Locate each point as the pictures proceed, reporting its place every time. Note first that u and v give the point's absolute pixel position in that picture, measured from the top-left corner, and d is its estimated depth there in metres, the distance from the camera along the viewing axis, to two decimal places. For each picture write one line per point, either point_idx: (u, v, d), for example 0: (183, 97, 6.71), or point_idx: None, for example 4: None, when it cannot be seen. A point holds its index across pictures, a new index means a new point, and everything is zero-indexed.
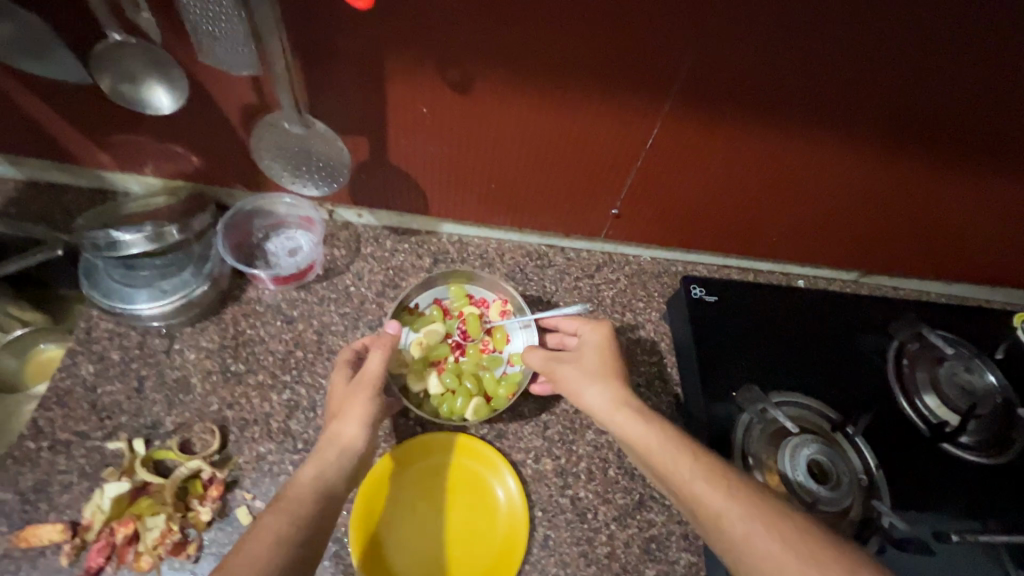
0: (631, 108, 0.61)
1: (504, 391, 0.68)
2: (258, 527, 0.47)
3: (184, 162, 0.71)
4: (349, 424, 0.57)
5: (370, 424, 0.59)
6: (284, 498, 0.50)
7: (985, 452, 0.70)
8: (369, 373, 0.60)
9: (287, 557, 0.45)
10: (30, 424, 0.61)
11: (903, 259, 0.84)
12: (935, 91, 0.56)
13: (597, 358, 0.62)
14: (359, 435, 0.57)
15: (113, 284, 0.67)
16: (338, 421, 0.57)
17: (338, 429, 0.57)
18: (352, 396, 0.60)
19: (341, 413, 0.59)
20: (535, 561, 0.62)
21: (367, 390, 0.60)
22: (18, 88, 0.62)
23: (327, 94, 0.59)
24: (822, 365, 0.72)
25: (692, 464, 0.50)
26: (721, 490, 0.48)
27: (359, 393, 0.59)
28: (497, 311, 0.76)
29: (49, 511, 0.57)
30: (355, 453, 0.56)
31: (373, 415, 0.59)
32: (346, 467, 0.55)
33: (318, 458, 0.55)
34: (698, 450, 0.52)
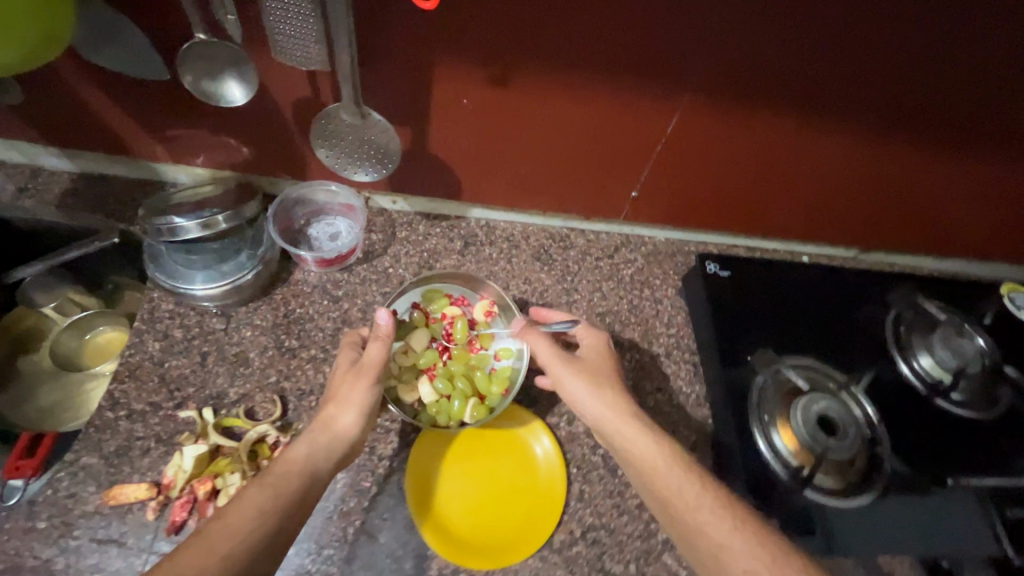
0: (655, 96, 0.66)
1: (497, 388, 0.70)
2: (264, 492, 0.52)
3: (235, 153, 0.76)
4: (346, 414, 0.62)
5: (366, 414, 0.64)
6: (270, 474, 0.55)
7: (979, 408, 0.76)
8: (371, 362, 0.65)
9: (265, 529, 0.50)
10: (107, 395, 0.66)
11: (898, 236, 0.90)
12: (933, 77, 0.62)
13: (598, 368, 0.67)
14: (354, 423, 0.62)
15: (177, 265, 0.72)
16: (336, 408, 0.62)
17: (336, 413, 0.62)
18: (353, 380, 0.65)
19: (339, 396, 0.63)
20: (574, 512, 0.68)
21: (366, 377, 0.65)
22: (87, 84, 0.66)
23: (379, 86, 0.64)
24: (827, 333, 0.78)
25: (698, 492, 0.55)
26: (728, 524, 0.53)
27: (359, 379, 0.64)
28: (480, 310, 0.76)
29: (132, 472, 0.62)
30: (344, 442, 0.61)
31: (369, 404, 0.64)
32: (335, 451, 0.60)
33: (311, 436, 0.60)
34: (703, 478, 0.57)
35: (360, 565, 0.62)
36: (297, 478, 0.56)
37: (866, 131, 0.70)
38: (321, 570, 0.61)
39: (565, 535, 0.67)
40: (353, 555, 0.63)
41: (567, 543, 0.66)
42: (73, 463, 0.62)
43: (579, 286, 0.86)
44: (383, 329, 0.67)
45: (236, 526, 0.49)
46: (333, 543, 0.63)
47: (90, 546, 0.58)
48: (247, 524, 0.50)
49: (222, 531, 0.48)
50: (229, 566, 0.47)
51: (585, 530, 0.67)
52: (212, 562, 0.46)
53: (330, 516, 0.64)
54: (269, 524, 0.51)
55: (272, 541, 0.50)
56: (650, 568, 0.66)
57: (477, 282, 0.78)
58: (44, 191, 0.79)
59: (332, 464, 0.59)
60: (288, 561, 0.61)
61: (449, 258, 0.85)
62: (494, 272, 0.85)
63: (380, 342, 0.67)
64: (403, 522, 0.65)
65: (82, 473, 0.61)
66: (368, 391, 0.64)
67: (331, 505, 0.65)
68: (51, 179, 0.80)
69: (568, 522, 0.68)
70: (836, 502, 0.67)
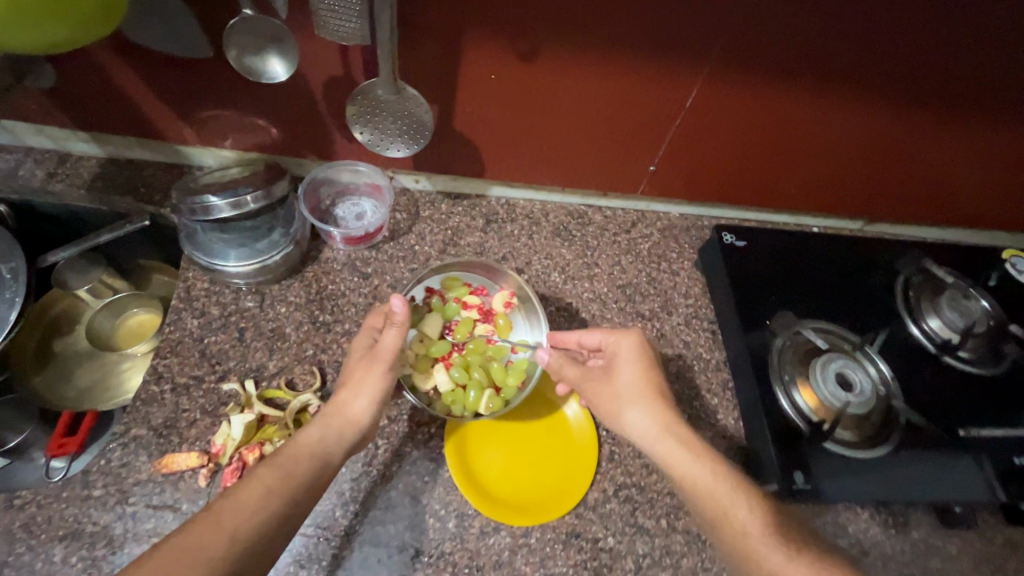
0: (675, 72, 0.68)
1: (513, 379, 0.71)
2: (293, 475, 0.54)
3: (264, 134, 0.77)
4: (360, 399, 0.62)
5: (380, 402, 0.64)
6: (284, 454, 0.56)
7: (984, 365, 0.80)
8: (386, 352, 0.64)
9: (281, 506, 0.52)
10: (151, 370, 0.68)
11: (902, 207, 0.94)
12: (947, 51, 0.64)
13: (639, 382, 0.65)
14: (366, 410, 0.63)
15: (214, 243, 0.73)
16: (350, 393, 0.62)
17: (349, 400, 0.62)
18: (366, 367, 0.64)
19: (353, 383, 0.63)
20: (606, 472, 0.71)
21: (383, 365, 0.64)
22: (122, 67, 0.67)
23: (410, 61, 0.66)
24: (839, 298, 0.82)
25: (751, 515, 0.55)
26: (781, 550, 0.52)
27: (373, 367, 0.63)
28: (500, 302, 0.77)
29: (181, 442, 0.64)
30: (358, 426, 0.62)
31: (382, 392, 0.64)
32: (347, 438, 0.60)
33: (324, 421, 0.60)
34: (753, 498, 0.57)
35: (404, 524, 0.65)
36: (305, 462, 0.56)
37: (877, 105, 0.72)
38: (366, 530, 0.64)
39: (598, 493, 0.69)
40: (397, 516, 0.65)
41: (601, 501, 0.69)
42: (124, 435, 0.64)
43: (599, 260, 0.88)
44: (397, 316, 0.65)
45: (243, 504, 0.50)
46: (377, 504, 0.65)
47: (145, 512, 0.60)
48: (253, 503, 0.50)
49: (261, 511, 0.50)
50: (250, 541, 0.49)
51: (618, 488, 0.70)
52: (220, 544, 0.47)
53: (373, 479, 0.66)
54: (271, 510, 0.51)
55: (276, 524, 0.51)
56: (680, 522, 0.69)
57: (495, 271, 0.78)
58: (73, 175, 0.79)
59: (343, 450, 0.60)
60: (335, 522, 0.64)
61: (473, 235, 0.87)
62: (516, 248, 0.87)
63: (395, 330, 0.65)
64: (444, 483, 0.68)
65: (133, 444, 0.63)
66: (383, 380, 0.64)
67: (376, 469, 0.67)
68: (79, 163, 0.80)
69: (600, 481, 0.70)
70: (856, 453, 0.71)
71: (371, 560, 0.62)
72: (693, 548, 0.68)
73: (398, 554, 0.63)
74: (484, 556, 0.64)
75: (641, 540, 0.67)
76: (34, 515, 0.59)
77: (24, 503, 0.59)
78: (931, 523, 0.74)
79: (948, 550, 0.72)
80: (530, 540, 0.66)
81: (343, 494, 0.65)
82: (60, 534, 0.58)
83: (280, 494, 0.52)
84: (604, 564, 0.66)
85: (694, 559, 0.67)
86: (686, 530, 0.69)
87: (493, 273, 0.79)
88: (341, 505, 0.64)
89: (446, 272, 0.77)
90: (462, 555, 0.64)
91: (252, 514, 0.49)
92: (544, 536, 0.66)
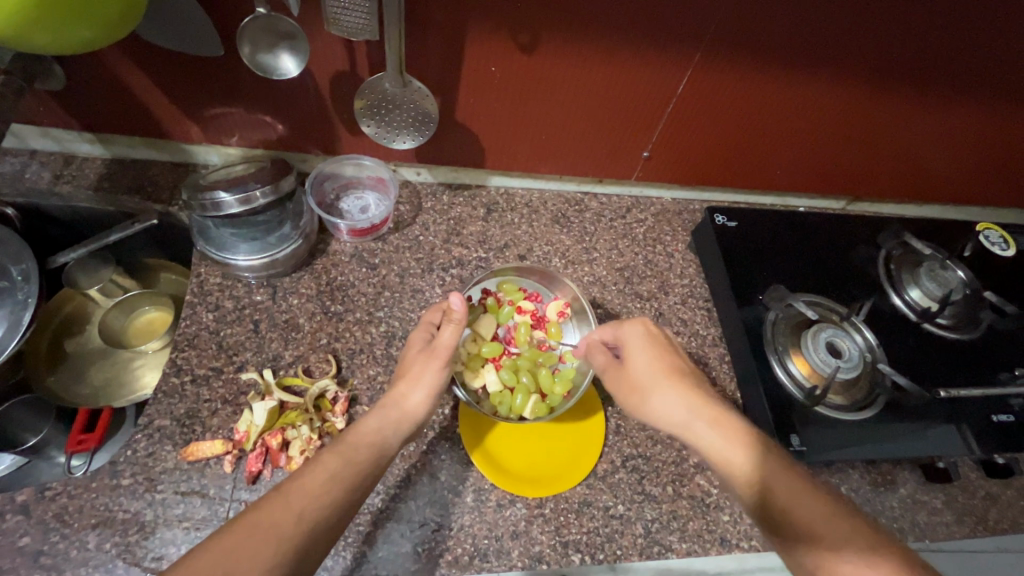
0: (669, 58, 0.70)
1: (560, 388, 0.72)
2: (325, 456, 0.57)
3: (269, 130, 0.79)
4: (417, 391, 0.66)
5: (435, 395, 0.67)
6: (348, 444, 0.59)
7: (963, 330, 0.85)
8: (444, 347, 0.67)
9: (340, 491, 0.55)
10: (171, 363, 0.70)
11: (883, 185, 0.98)
12: (927, 31, 0.67)
13: (654, 365, 0.65)
14: (422, 403, 0.66)
15: (226, 238, 0.75)
16: (407, 385, 0.66)
17: (407, 391, 0.65)
18: (424, 361, 0.67)
19: (411, 376, 0.67)
20: (613, 444, 0.74)
21: (440, 361, 0.67)
22: (131, 69, 0.69)
23: (415, 56, 0.68)
24: (825, 272, 0.87)
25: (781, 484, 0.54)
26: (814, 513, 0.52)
27: (431, 361, 0.67)
28: (553, 309, 0.79)
29: (204, 431, 0.67)
30: (413, 419, 0.65)
31: (439, 385, 0.67)
32: (405, 428, 0.64)
33: (382, 411, 0.64)
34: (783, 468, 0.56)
35: (425, 501, 0.68)
36: (342, 444, 0.59)
37: (860, 86, 0.76)
38: (389, 507, 0.67)
39: (607, 464, 0.73)
40: (417, 493, 0.68)
41: (610, 471, 0.72)
42: (148, 426, 0.66)
43: (597, 244, 0.91)
44: (456, 313, 0.69)
45: (311, 488, 0.54)
46: (397, 483, 0.68)
47: (174, 498, 0.62)
48: (318, 488, 0.54)
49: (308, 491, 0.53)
50: (303, 521, 0.51)
51: (625, 459, 0.74)
52: (288, 522, 0.50)
53: (411, 464, 0.69)
54: (334, 495, 0.54)
55: (345, 496, 0.55)
56: (685, 488, 0.73)
57: (552, 278, 0.81)
58: (80, 176, 0.80)
59: (401, 440, 0.63)
60: (371, 508, 0.66)
61: (475, 224, 0.89)
62: (517, 235, 0.90)
63: (453, 326, 0.68)
64: (460, 460, 0.71)
65: (158, 434, 0.66)
66: (439, 375, 0.67)
67: (410, 461, 0.70)
68: (84, 164, 0.81)
69: (609, 453, 0.74)
70: (845, 416, 0.76)
71: (394, 535, 0.65)
72: (699, 512, 0.72)
73: (419, 528, 0.66)
74: (502, 527, 0.67)
75: (649, 506, 0.71)
76: (66, 505, 0.61)
77: (56, 494, 0.61)
78: (917, 480, 0.78)
79: (933, 504, 0.77)
80: (545, 510, 0.69)
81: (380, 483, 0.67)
82: (93, 522, 0.60)
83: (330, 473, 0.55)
84: (615, 530, 0.69)
85: (699, 522, 0.71)
86: (691, 495, 0.73)
87: (548, 279, 0.82)
88: (376, 492, 0.67)
89: (505, 274, 0.81)
90: (481, 526, 0.67)
91: (293, 497, 0.52)
92: (558, 506, 0.69)
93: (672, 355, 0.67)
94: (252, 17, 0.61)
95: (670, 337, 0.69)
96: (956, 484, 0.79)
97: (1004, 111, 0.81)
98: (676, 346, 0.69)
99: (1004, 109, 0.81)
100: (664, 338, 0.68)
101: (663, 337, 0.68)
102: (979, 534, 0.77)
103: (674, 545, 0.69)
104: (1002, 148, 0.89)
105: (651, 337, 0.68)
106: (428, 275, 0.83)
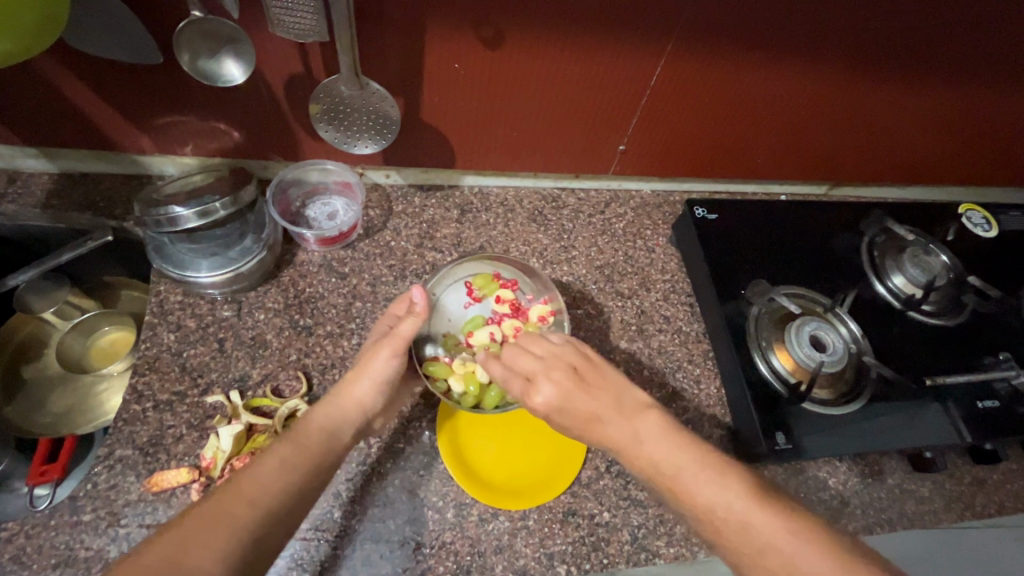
0: (639, 46, 0.67)
1: None
2: (264, 453, 0.54)
3: (225, 138, 0.75)
4: (361, 385, 0.62)
5: (384, 388, 0.64)
6: (301, 434, 0.57)
7: (946, 317, 0.84)
8: (400, 337, 0.65)
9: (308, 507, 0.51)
10: (131, 389, 0.67)
11: (864, 170, 0.97)
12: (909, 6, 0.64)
13: (589, 403, 0.59)
14: (370, 394, 0.63)
15: (184, 255, 0.72)
16: (354, 378, 0.63)
17: (353, 380, 0.63)
18: (376, 348, 0.65)
19: (360, 365, 0.64)
20: (597, 449, 0.73)
21: (392, 349, 0.65)
22: (69, 79, 0.64)
23: (373, 55, 0.65)
24: (808, 264, 0.85)
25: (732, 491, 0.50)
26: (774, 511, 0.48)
27: (382, 348, 0.64)
28: (536, 313, 0.74)
29: (169, 460, 0.64)
30: (362, 409, 0.62)
31: (386, 375, 0.64)
32: (356, 421, 0.61)
33: (328, 402, 0.61)
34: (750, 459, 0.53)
35: (404, 519, 0.66)
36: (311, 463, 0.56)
37: (838, 66, 0.73)
38: (367, 527, 0.65)
39: (591, 471, 0.71)
40: (395, 511, 0.66)
41: (595, 478, 0.71)
42: (109, 456, 0.63)
43: (576, 242, 0.89)
44: (418, 307, 0.68)
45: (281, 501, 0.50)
46: (374, 502, 0.66)
47: (139, 532, 0.60)
48: (286, 496, 0.50)
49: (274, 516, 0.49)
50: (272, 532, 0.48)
51: (609, 464, 0.72)
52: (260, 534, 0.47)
53: (369, 477, 0.67)
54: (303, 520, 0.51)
55: (305, 502, 0.52)
56: None
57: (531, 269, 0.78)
58: (25, 193, 0.76)
59: (349, 430, 0.60)
60: (334, 523, 0.64)
61: (449, 226, 0.86)
62: (492, 236, 0.86)
63: (412, 319, 0.67)
64: (439, 474, 0.69)
65: (119, 465, 0.63)
66: (389, 363, 0.64)
67: (370, 468, 0.68)
68: (31, 180, 0.77)
69: (593, 458, 0.72)
70: (831, 411, 0.74)
71: (374, 557, 0.63)
72: None
73: (400, 548, 0.64)
74: (485, 542, 0.66)
75: (635, 512, 0.69)
76: (23, 546, 0.58)
77: (12, 534, 0.59)
78: (904, 469, 0.78)
79: (921, 493, 0.77)
80: (529, 522, 0.67)
81: (340, 495, 0.65)
82: (53, 563, 0.58)
83: (304, 471, 0.53)
84: (601, 538, 0.67)
85: (687, 525, 0.69)
86: None
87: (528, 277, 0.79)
88: (337, 505, 0.65)
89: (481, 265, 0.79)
90: (463, 543, 0.65)
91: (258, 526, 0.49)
92: (542, 517, 0.67)
93: (579, 405, 0.59)
94: (189, 22, 0.57)
95: (566, 388, 0.60)
96: (944, 472, 0.78)
97: (984, 87, 0.79)
98: (575, 389, 0.60)
99: (982, 87, 0.79)
100: (561, 396, 0.60)
101: (559, 396, 0.60)
102: (969, 521, 0.76)
103: (662, 550, 0.68)
104: (986, 126, 0.87)
105: (549, 406, 0.60)
106: (401, 282, 0.80)
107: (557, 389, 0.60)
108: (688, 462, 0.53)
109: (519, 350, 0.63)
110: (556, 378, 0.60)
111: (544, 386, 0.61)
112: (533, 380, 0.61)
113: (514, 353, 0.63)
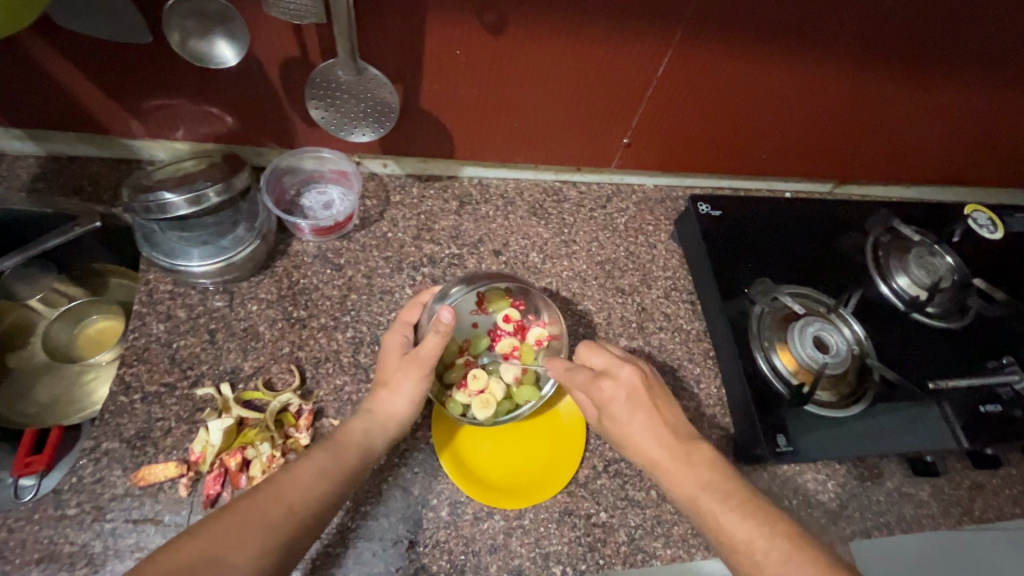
0: (649, 33, 0.65)
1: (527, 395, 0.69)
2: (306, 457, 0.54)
3: (218, 123, 0.73)
4: (399, 399, 0.61)
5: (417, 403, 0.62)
6: (337, 440, 0.57)
7: (949, 319, 0.83)
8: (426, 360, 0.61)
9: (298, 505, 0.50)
10: (119, 380, 0.66)
11: (870, 169, 0.95)
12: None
13: (643, 412, 0.60)
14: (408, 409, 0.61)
15: (174, 244, 0.70)
16: (389, 392, 0.61)
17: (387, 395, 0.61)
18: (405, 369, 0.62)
19: (393, 382, 0.62)
20: (594, 448, 0.72)
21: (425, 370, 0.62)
22: (54, 58, 0.62)
23: (370, 39, 0.62)
24: (813, 264, 0.84)
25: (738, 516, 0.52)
26: None
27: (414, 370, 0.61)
28: (534, 335, 0.71)
29: (157, 453, 0.63)
30: (400, 422, 0.61)
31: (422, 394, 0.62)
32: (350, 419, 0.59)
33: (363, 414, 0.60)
34: None
35: (398, 516, 0.64)
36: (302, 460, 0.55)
37: (851, 62, 0.71)
38: (360, 525, 0.63)
39: (588, 470, 0.70)
40: (389, 509, 0.65)
41: (591, 477, 0.70)
42: (95, 450, 0.62)
43: (577, 237, 0.87)
44: (443, 324, 0.60)
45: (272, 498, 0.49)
46: (367, 499, 0.65)
47: (125, 527, 0.59)
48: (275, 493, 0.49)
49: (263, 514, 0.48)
50: None
51: (607, 463, 0.71)
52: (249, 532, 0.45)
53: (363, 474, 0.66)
54: None
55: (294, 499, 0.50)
56: None
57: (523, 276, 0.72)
58: (12, 177, 0.74)
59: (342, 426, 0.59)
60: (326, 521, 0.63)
61: (447, 218, 0.84)
62: (492, 229, 0.85)
63: (439, 338, 0.60)
64: (431, 471, 0.67)
65: (105, 458, 0.62)
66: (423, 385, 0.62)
67: None
68: (16, 163, 0.75)
69: (590, 458, 0.71)
70: (833, 413, 0.73)
71: (366, 555, 0.62)
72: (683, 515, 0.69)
73: (393, 546, 0.63)
74: (479, 541, 0.64)
75: (632, 512, 0.68)
76: (6, 539, 0.57)
77: None
78: (903, 473, 0.77)
79: (919, 496, 0.76)
80: (524, 521, 0.66)
81: None
82: (37, 557, 0.57)
83: (294, 467, 0.52)
84: (597, 538, 0.66)
85: (684, 526, 0.69)
86: None
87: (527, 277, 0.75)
88: None
89: (496, 284, 0.70)
90: (457, 542, 0.64)
91: None
92: (538, 516, 0.66)
93: (639, 407, 0.60)
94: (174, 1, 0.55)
95: (636, 383, 0.61)
96: (943, 476, 0.78)
97: (999, 86, 0.77)
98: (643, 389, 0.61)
99: (997, 87, 0.77)
100: (629, 388, 0.61)
101: (627, 388, 0.61)
102: (966, 526, 0.76)
103: (658, 551, 0.67)
104: (997, 125, 0.86)
105: (614, 394, 0.61)
106: (397, 275, 0.78)
107: (628, 381, 0.61)
108: (712, 483, 0.55)
109: (595, 347, 0.65)
110: (627, 373, 0.62)
111: (617, 377, 0.62)
112: (605, 373, 0.63)
113: (590, 348, 0.64)
